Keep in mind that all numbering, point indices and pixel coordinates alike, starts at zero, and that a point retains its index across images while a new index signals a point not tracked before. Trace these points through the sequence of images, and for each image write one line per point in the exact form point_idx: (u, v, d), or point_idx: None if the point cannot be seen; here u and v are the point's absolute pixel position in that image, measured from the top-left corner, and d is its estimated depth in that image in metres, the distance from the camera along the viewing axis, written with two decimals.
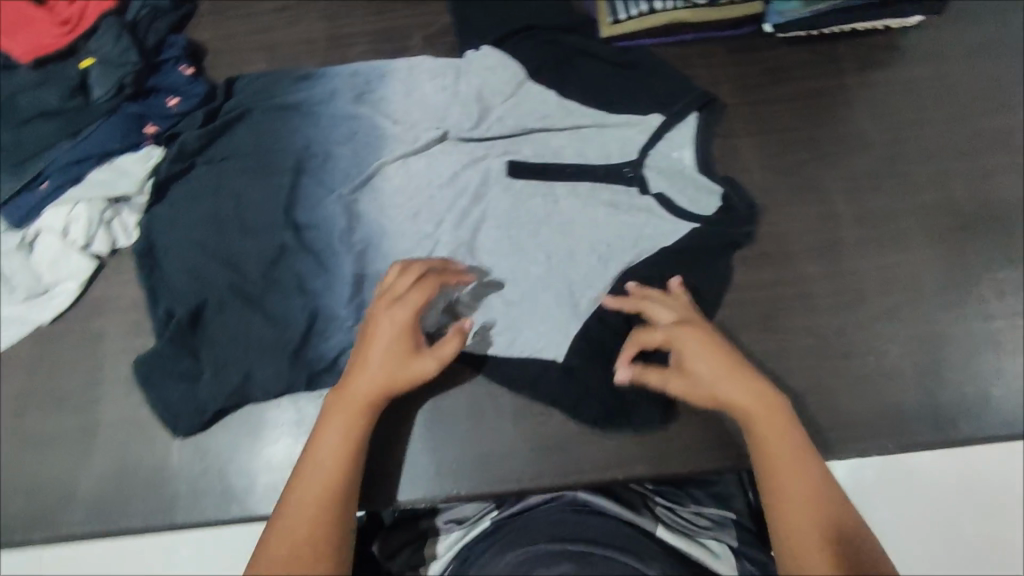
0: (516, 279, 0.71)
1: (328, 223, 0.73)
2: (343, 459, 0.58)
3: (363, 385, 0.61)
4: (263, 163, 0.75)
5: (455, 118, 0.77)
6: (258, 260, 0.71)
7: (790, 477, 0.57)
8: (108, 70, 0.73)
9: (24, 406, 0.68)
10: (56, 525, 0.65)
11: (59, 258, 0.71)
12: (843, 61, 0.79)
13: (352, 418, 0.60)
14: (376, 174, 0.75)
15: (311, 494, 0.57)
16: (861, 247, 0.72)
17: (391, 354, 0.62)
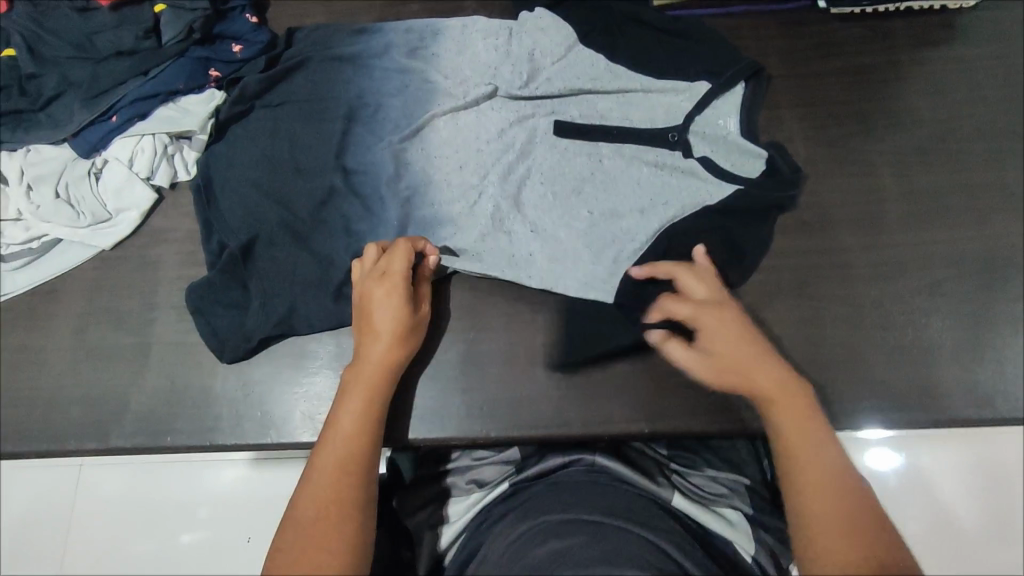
0: (558, 234, 0.72)
1: (377, 170, 0.75)
2: (365, 423, 0.58)
3: (376, 355, 0.62)
4: (317, 108, 0.77)
5: (506, 77, 0.77)
6: (304, 200, 0.73)
7: (818, 469, 0.53)
8: (179, 15, 0.78)
9: (86, 324, 0.73)
10: (107, 435, 0.69)
11: (124, 188, 0.74)
12: (896, 38, 0.79)
13: (369, 385, 0.61)
14: (426, 127, 0.76)
15: (338, 450, 0.56)
16: (905, 222, 0.72)
17: (394, 323, 0.64)
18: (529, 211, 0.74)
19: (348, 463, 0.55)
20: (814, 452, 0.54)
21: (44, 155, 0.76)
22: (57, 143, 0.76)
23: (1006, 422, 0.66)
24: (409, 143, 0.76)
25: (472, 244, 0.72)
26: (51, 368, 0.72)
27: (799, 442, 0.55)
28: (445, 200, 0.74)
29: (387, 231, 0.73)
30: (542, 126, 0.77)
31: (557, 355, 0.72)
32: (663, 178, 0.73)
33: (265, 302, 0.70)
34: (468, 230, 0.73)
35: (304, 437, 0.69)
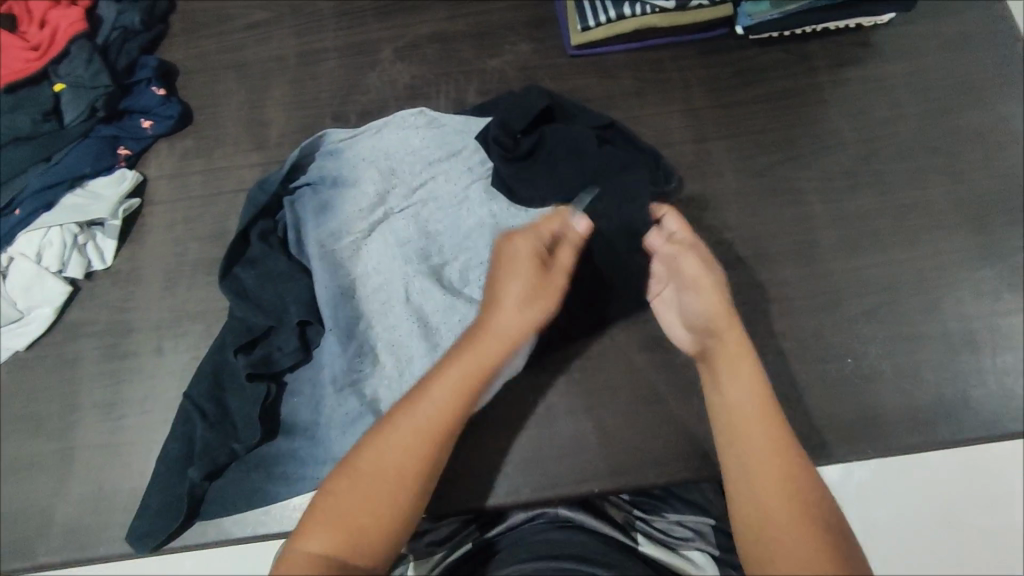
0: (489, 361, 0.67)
1: (349, 309, 0.68)
2: (414, 450, 0.51)
3: (457, 370, 0.55)
4: (266, 243, 0.69)
5: (462, 185, 0.73)
6: (249, 341, 0.66)
7: (765, 478, 0.50)
8: (79, 94, 0.74)
9: (5, 433, 0.69)
10: (34, 552, 0.65)
11: (33, 284, 0.71)
12: (814, 60, 0.79)
13: (464, 385, 0.54)
14: (386, 247, 0.70)
15: (381, 467, 0.50)
16: (838, 248, 0.72)
17: (514, 315, 0.57)
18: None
19: (388, 468, 0.51)
20: (768, 467, 0.51)
21: None
22: None
23: (952, 445, 0.66)
24: (372, 271, 0.70)
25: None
26: None
27: (754, 462, 0.51)
28: (425, 323, 0.68)
29: (364, 376, 0.67)
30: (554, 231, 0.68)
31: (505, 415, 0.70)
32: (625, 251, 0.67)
33: (191, 403, 0.65)
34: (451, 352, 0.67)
35: (243, 533, 0.65)
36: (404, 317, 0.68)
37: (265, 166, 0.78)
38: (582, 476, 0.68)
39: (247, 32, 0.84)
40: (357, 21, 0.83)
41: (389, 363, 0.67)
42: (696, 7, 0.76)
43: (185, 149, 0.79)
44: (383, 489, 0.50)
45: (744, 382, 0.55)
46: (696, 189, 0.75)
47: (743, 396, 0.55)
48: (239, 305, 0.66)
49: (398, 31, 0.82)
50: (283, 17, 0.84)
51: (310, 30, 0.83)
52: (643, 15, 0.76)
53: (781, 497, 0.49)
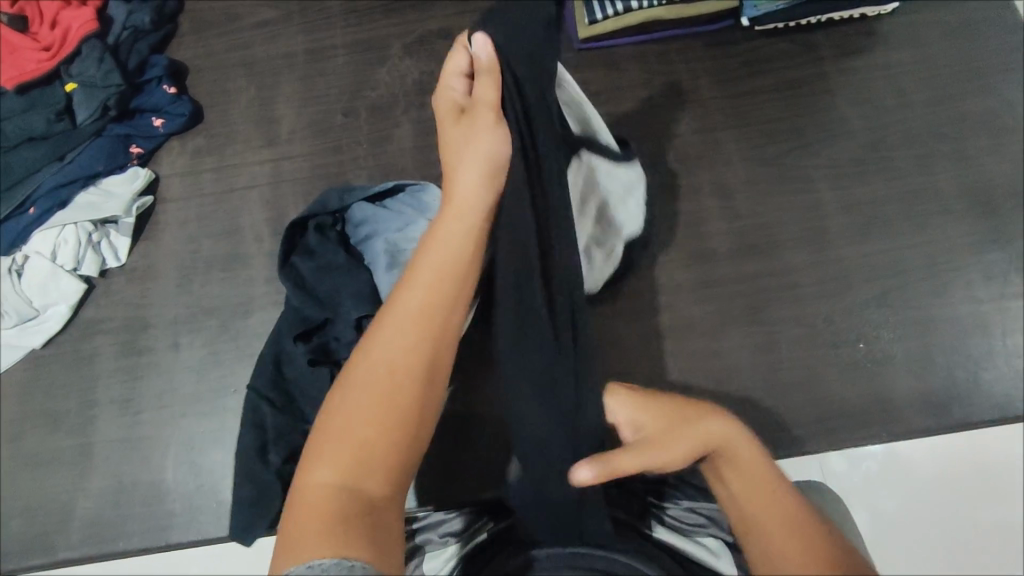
0: None
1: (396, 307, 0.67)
2: (407, 351, 0.46)
3: (433, 259, 0.50)
4: (323, 236, 0.69)
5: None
6: (303, 331, 0.66)
7: (794, 567, 0.39)
8: (92, 93, 0.75)
9: (23, 431, 0.69)
10: (54, 549, 0.65)
11: (49, 283, 0.71)
12: (819, 50, 0.80)
13: (446, 276, 0.49)
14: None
15: (372, 380, 0.45)
16: (848, 234, 0.72)
17: (474, 185, 0.51)
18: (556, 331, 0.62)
19: (383, 382, 0.45)
20: (789, 542, 0.40)
21: None
22: None
23: (965, 428, 0.66)
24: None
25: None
26: None
27: (777, 545, 0.40)
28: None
29: None
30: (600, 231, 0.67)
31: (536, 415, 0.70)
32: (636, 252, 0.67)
33: (256, 394, 0.65)
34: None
35: None
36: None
37: (276, 161, 0.78)
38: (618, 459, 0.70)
39: (256, 29, 0.84)
40: (365, 18, 0.84)
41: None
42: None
43: (196, 147, 0.80)
44: (384, 404, 0.44)
45: (747, 449, 0.45)
46: (706, 179, 0.76)
47: (746, 463, 0.44)
48: (297, 295, 0.66)
49: (407, 27, 0.83)
50: (291, 15, 0.84)
51: (318, 28, 0.84)
52: (648, 8, 0.77)
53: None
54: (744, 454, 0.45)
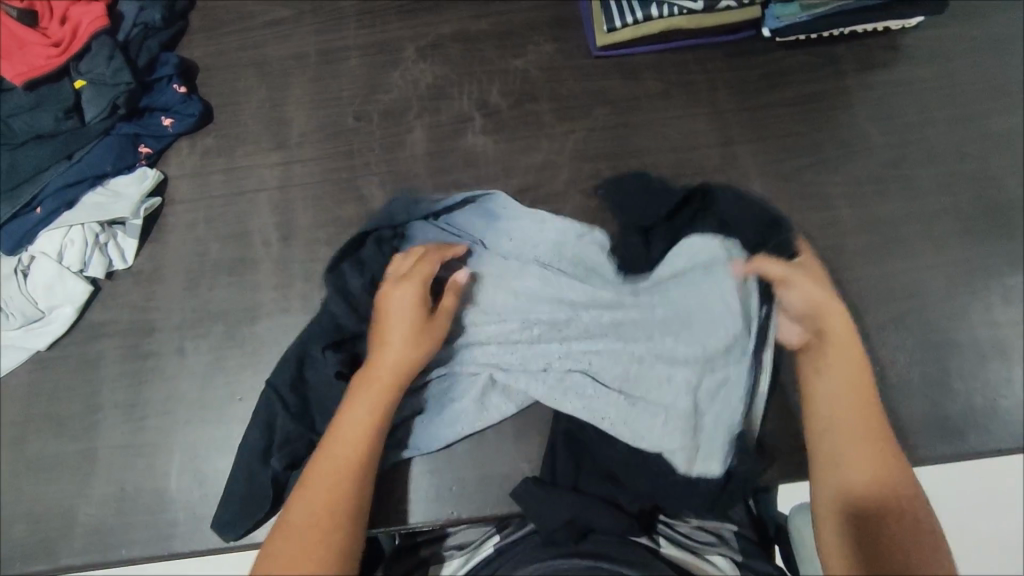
0: (577, 384, 0.66)
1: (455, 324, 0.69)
2: (357, 455, 0.57)
3: (360, 402, 0.60)
4: (379, 246, 0.69)
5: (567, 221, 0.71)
6: (335, 339, 0.66)
7: (849, 461, 0.57)
8: (102, 91, 0.74)
9: (26, 433, 0.68)
10: (56, 554, 0.64)
11: (55, 283, 0.70)
12: (841, 63, 0.78)
13: (377, 407, 0.60)
14: (500, 265, 0.70)
15: (315, 506, 0.55)
16: (866, 253, 0.71)
17: (406, 338, 0.62)
18: (613, 372, 0.66)
19: (329, 485, 0.56)
20: (851, 452, 0.58)
21: None
22: None
23: (980, 455, 0.65)
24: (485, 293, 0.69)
25: (546, 396, 0.65)
26: None
27: (840, 447, 0.58)
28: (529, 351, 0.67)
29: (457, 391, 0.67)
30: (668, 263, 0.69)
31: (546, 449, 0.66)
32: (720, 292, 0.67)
33: (275, 394, 0.65)
34: (546, 384, 0.66)
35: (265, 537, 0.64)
36: (502, 344, 0.68)
37: (287, 165, 0.77)
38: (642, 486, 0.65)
39: (268, 29, 0.83)
40: (379, 20, 0.82)
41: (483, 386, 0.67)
42: (726, 8, 0.75)
43: (206, 148, 0.78)
44: (327, 502, 0.55)
45: (840, 379, 0.62)
46: None
47: (836, 390, 0.61)
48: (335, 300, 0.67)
49: (422, 30, 0.82)
50: (304, 15, 0.83)
51: (332, 29, 0.82)
52: (668, 17, 0.75)
53: (855, 472, 0.57)
54: (835, 390, 0.62)
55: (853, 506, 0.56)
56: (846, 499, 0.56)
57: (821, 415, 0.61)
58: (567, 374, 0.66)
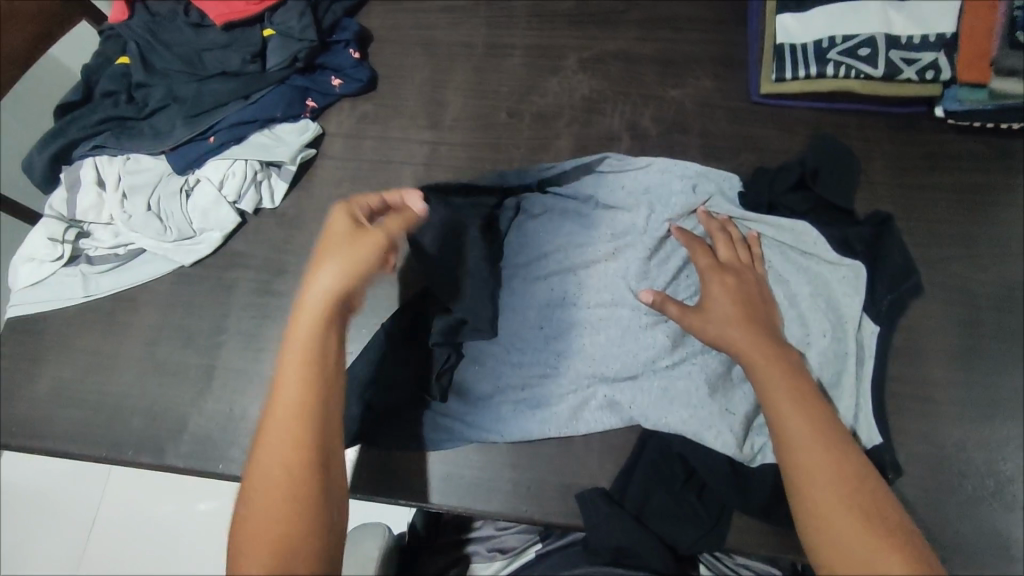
0: (672, 395, 0.66)
1: (553, 314, 0.70)
2: (307, 405, 0.50)
3: (299, 346, 0.52)
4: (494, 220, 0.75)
5: (678, 205, 0.71)
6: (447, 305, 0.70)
7: (817, 461, 0.53)
8: (287, 43, 0.80)
9: (158, 338, 0.75)
10: (162, 453, 0.70)
11: (210, 209, 0.76)
12: (1014, 159, 0.75)
13: (319, 327, 0.52)
14: (608, 259, 0.70)
15: (271, 473, 0.48)
16: (1001, 359, 0.68)
17: (337, 244, 0.55)
18: (717, 380, 0.66)
19: (282, 453, 0.49)
20: (817, 451, 0.54)
21: (142, 165, 0.78)
22: (156, 154, 0.78)
23: None
24: (591, 282, 0.70)
25: (651, 406, 0.66)
26: (120, 377, 0.74)
27: (797, 444, 0.55)
28: (634, 354, 0.68)
29: (554, 376, 0.68)
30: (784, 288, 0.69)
31: (631, 452, 0.67)
32: (831, 305, 0.68)
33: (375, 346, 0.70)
34: (650, 392, 0.66)
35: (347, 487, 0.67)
36: (608, 338, 0.68)
37: (435, 145, 0.80)
38: (711, 525, 0.64)
39: (442, 13, 0.87)
40: (547, 26, 0.85)
41: (588, 385, 0.68)
42: (906, 82, 0.73)
43: (364, 114, 0.83)
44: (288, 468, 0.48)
45: (777, 373, 0.59)
46: None
47: (778, 384, 0.58)
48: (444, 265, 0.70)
49: (587, 42, 0.84)
50: (478, 7, 0.87)
51: (501, 25, 0.86)
52: (842, 78, 0.74)
53: (828, 474, 0.52)
54: (774, 385, 0.58)
55: (847, 515, 0.50)
56: (833, 504, 0.51)
57: (771, 407, 0.58)
58: (668, 386, 0.66)
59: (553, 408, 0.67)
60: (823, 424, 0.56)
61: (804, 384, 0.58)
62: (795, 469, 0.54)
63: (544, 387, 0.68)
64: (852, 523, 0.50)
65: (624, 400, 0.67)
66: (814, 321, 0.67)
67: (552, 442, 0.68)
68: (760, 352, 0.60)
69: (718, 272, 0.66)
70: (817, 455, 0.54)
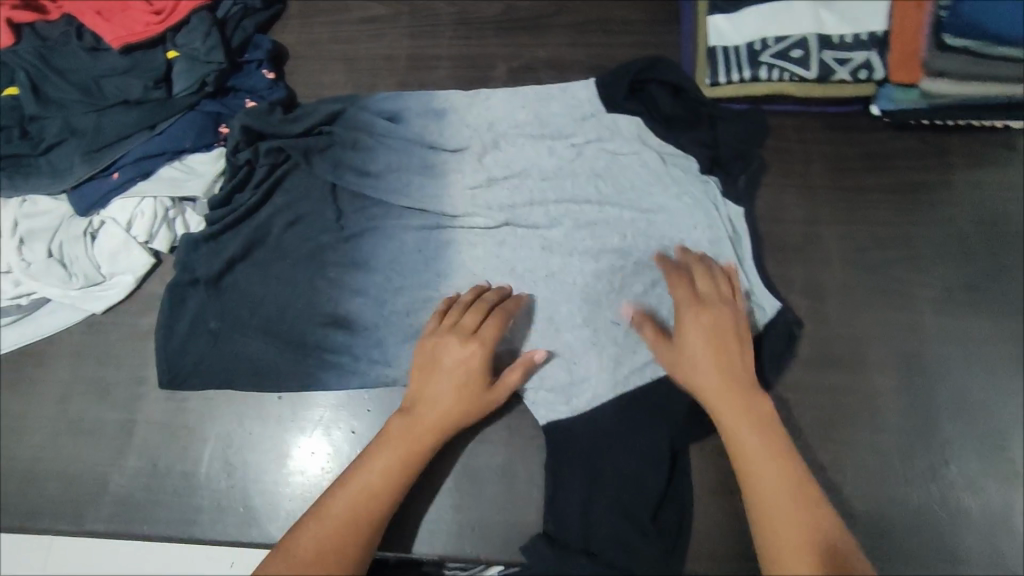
0: (587, 314, 0.69)
1: (443, 245, 0.72)
2: (393, 476, 0.58)
3: (388, 453, 0.59)
4: (394, 140, 0.75)
5: (578, 130, 0.75)
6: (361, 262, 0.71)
7: (774, 491, 0.54)
8: (193, 66, 0.74)
9: (69, 394, 0.70)
10: (82, 519, 0.66)
11: (119, 251, 0.71)
12: (950, 155, 0.74)
13: (409, 447, 0.59)
14: (518, 185, 0.74)
15: (336, 511, 0.55)
16: (944, 363, 0.67)
17: (461, 387, 0.61)
18: (628, 292, 0.69)
19: (339, 493, 0.57)
20: (774, 480, 0.54)
21: (41, 207, 0.72)
22: (56, 194, 0.72)
23: None
24: (501, 207, 0.73)
25: (568, 326, 0.69)
26: (31, 439, 0.69)
27: (757, 472, 0.55)
28: (552, 285, 0.70)
29: None
30: (689, 212, 0.71)
31: (547, 463, 0.66)
32: (724, 209, 0.71)
33: (289, 334, 0.69)
34: (564, 310, 0.69)
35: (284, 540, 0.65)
36: (524, 258, 0.71)
37: None
38: (668, 556, 0.62)
39: (362, 25, 0.82)
40: (473, 34, 0.81)
41: None
42: (839, 83, 0.71)
43: None
44: (346, 512, 0.55)
45: (734, 387, 0.59)
46: (798, 273, 0.71)
47: (737, 403, 0.58)
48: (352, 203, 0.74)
49: (516, 50, 0.80)
50: (400, 17, 0.82)
51: (425, 35, 0.81)
52: (776, 81, 0.72)
53: (784, 501, 0.53)
54: (734, 403, 0.58)
55: (800, 547, 0.51)
56: (789, 532, 0.51)
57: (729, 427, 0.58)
58: (585, 316, 0.69)
59: (493, 443, 0.68)
60: (769, 423, 0.57)
61: (762, 408, 0.58)
62: (753, 500, 0.54)
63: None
64: (801, 550, 0.50)
65: (516, 330, 0.69)
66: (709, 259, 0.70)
67: (495, 484, 0.67)
68: (724, 371, 0.59)
69: (694, 305, 0.62)
70: (772, 483, 0.54)
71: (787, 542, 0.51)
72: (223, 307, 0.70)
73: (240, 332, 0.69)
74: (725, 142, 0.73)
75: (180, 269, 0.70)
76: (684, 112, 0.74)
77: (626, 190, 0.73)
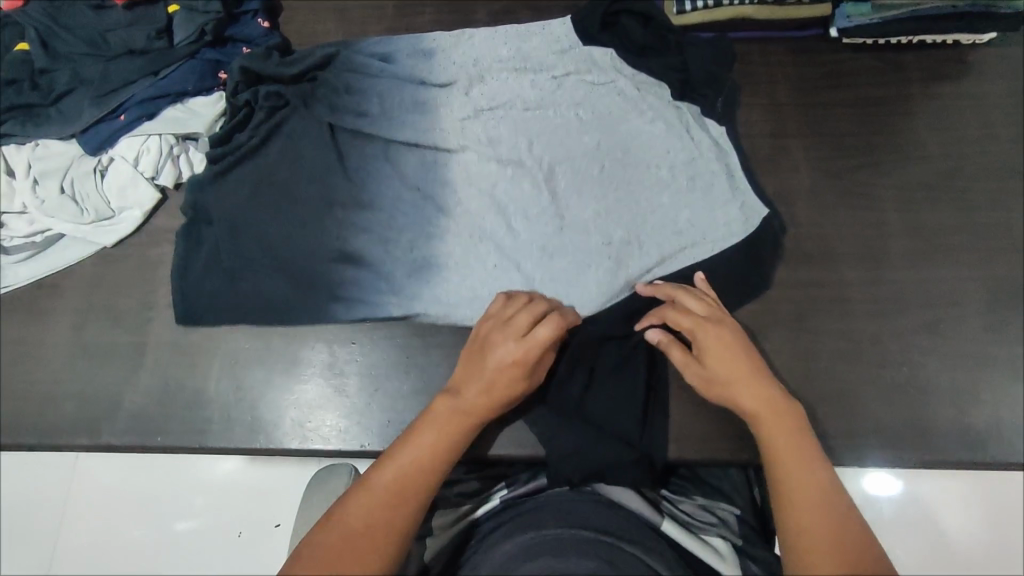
0: (573, 229, 0.72)
1: (433, 172, 0.75)
2: (427, 472, 0.54)
3: (434, 427, 0.57)
4: (384, 81, 0.78)
5: (558, 64, 0.79)
6: (354, 188, 0.74)
7: (806, 492, 0.52)
8: (192, 16, 0.79)
9: (84, 321, 0.74)
10: (100, 433, 0.70)
11: (127, 186, 0.75)
12: (906, 71, 0.79)
13: (454, 428, 0.57)
14: (503, 115, 0.77)
15: (365, 509, 0.51)
16: (908, 256, 0.72)
17: (502, 373, 0.60)
18: (612, 209, 0.73)
19: (377, 496, 0.52)
20: (808, 482, 0.52)
21: (51, 150, 0.76)
22: (66, 139, 0.77)
23: (998, 466, 0.66)
24: (488, 137, 0.76)
25: (555, 242, 0.72)
26: (47, 364, 0.73)
27: (785, 476, 0.53)
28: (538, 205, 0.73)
29: (470, 221, 0.73)
30: (668, 132, 0.75)
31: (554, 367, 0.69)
32: (701, 128, 0.75)
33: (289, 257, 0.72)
34: (551, 227, 0.72)
35: (291, 444, 0.70)
36: (511, 181, 0.74)
37: None
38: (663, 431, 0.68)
39: None
40: None
41: (471, 233, 0.73)
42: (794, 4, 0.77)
43: None
44: (379, 511, 0.51)
45: (752, 392, 0.58)
46: (768, 182, 0.76)
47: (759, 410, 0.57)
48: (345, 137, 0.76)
49: None
50: None
51: None
52: (736, 5, 0.77)
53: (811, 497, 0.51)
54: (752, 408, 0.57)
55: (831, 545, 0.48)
56: (817, 528, 0.50)
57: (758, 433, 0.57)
58: (571, 231, 0.72)
59: None
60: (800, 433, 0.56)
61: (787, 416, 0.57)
62: (783, 504, 0.52)
63: (434, 253, 0.72)
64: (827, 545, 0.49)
65: (506, 247, 0.72)
66: (686, 174, 0.73)
67: None
68: (739, 381, 0.59)
69: (685, 318, 0.63)
70: (803, 484, 0.52)
71: (824, 533, 0.49)
72: (228, 232, 0.72)
73: (236, 253, 0.71)
74: (693, 63, 0.76)
75: (193, 209, 0.73)
76: (655, 40, 0.78)
77: (604, 117, 0.76)
